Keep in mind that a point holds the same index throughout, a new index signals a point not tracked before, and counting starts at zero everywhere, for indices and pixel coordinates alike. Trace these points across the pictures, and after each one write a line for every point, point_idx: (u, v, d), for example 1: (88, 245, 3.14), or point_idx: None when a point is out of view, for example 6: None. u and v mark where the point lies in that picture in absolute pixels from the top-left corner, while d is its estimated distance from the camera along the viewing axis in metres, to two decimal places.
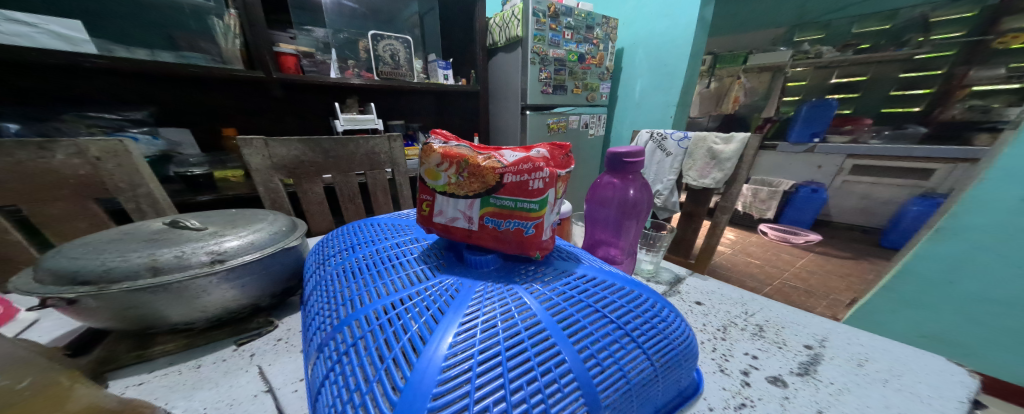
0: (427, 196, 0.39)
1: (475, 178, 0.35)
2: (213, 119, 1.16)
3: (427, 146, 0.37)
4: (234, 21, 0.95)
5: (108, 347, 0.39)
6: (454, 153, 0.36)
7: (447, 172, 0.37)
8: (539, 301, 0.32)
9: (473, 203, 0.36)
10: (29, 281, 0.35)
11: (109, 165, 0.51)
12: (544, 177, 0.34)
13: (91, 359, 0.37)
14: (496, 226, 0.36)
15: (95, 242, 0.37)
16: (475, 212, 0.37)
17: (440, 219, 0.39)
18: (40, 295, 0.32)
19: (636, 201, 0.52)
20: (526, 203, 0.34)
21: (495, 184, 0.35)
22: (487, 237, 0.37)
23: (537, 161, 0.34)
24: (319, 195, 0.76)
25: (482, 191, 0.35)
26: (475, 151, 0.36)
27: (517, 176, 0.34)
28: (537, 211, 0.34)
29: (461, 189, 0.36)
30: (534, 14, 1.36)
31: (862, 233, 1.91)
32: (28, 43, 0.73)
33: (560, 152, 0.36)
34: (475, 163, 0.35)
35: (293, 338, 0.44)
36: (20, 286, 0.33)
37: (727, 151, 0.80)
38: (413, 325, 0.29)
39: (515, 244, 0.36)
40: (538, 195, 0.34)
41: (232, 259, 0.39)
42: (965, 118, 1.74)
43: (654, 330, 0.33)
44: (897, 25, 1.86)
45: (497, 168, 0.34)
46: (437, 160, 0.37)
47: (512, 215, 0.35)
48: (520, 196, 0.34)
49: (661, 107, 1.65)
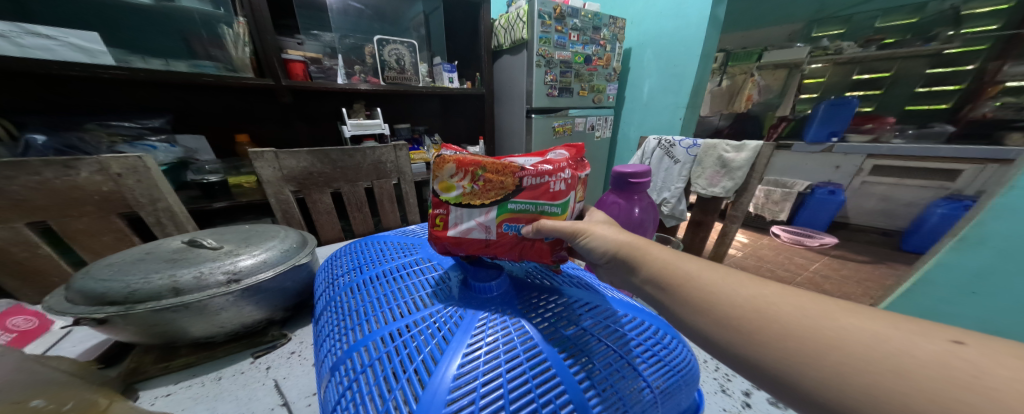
0: (438, 210, 0.37)
1: (492, 184, 0.36)
2: (227, 126, 1.20)
3: (440, 157, 0.35)
4: (244, 29, 0.98)
5: (136, 358, 0.41)
6: (467, 160, 0.35)
7: (461, 182, 0.36)
8: (540, 330, 0.32)
9: (491, 211, 0.36)
10: (60, 301, 0.37)
11: (129, 180, 0.52)
12: (563, 179, 0.37)
13: (120, 371, 0.39)
14: (516, 231, 0.38)
15: (118, 262, 0.38)
16: (493, 220, 0.37)
17: (454, 233, 0.37)
18: (71, 316, 0.33)
19: (641, 220, 0.52)
20: (551, 206, 0.37)
21: (514, 188, 0.36)
22: (507, 243, 0.38)
23: (556, 164, 0.37)
24: (328, 205, 0.77)
25: (500, 196, 0.36)
26: (488, 156, 0.35)
27: (537, 179, 0.36)
28: (559, 214, 0.38)
29: (478, 198, 0.36)
30: (539, 16, 1.34)
31: (882, 236, 1.85)
32: (51, 56, 0.77)
33: (574, 155, 0.40)
34: (493, 167, 0.35)
35: (306, 351, 0.45)
36: (52, 308, 0.35)
37: (738, 160, 0.77)
38: (421, 352, 0.29)
39: (534, 248, 0.39)
40: (560, 198, 0.37)
41: (247, 278, 0.40)
42: (998, 116, 1.59)
43: (655, 357, 0.32)
44: (925, 18, 1.82)
45: (517, 170, 0.35)
46: (449, 170, 0.35)
47: (534, 217, 0.37)
48: (542, 199, 0.37)
49: (670, 109, 1.62)
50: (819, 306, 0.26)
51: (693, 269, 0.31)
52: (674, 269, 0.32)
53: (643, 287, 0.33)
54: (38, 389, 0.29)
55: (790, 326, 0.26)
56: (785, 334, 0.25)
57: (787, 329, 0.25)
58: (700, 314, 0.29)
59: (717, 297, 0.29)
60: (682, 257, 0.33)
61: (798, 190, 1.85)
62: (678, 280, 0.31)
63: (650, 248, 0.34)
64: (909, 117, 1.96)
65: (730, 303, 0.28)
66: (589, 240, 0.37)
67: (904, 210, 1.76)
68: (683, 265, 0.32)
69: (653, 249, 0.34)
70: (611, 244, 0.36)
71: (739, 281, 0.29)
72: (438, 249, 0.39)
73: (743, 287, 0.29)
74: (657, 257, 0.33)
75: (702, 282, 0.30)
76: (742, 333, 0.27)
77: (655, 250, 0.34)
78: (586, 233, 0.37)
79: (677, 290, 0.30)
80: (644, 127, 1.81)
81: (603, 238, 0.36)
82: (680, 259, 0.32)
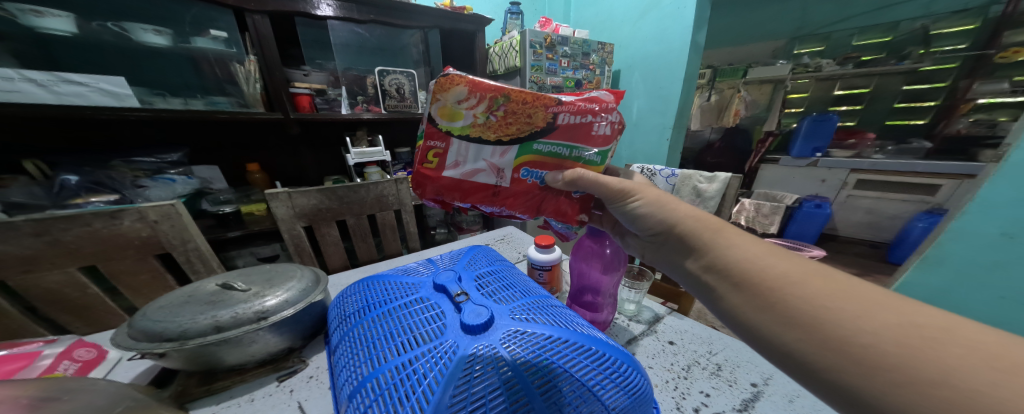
0: (436, 143, 0.44)
1: (506, 119, 0.43)
2: (240, 158, 1.29)
3: (447, 76, 0.41)
4: (253, 66, 1.06)
5: (181, 381, 0.46)
6: (483, 86, 0.42)
7: (474, 113, 0.43)
8: (517, 361, 0.36)
9: (510, 151, 0.44)
10: (124, 338, 0.43)
11: (164, 226, 0.61)
12: (607, 122, 0.45)
13: (170, 393, 0.44)
14: (528, 175, 0.47)
15: (168, 305, 0.45)
16: (508, 161, 0.45)
17: (452, 171, 0.45)
18: (136, 352, 0.39)
19: (614, 258, 0.58)
20: (590, 154, 0.46)
21: (535, 126, 0.44)
22: (522, 187, 0.47)
23: (591, 106, 0.44)
24: (335, 237, 0.84)
25: (526, 129, 0.44)
26: (509, 86, 0.42)
27: (565, 117, 0.44)
28: (597, 163, 0.46)
29: (490, 133, 0.44)
30: (531, 46, 1.44)
31: (869, 247, 1.96)
32: (85, 102, 0.85)
33: (616, 98, 0.46)
34: (514, 102, 0.43)
35: (323, 375, 0.49)
36: (119, 344, 0.41)
37: (710, 189, 0.92)
38: (422, 383, 0.35)
39: (554, 196, 0.49)
40: (605, 143, 0.45)
41: (273, 315, 0.47)
42: (972, 132, 1.81)
43: (611, 384, 0.37)
44: (897, 37, 1.97)
45: (549, 106, 0.43)
46: (461, 92, 0.42)
47: (544, 164, 0.46)
48: (580, 143, 0.46)
49: (658, 130, 1.70)
50: (903, 336, 0.28)
51: (796, 275, 0.34)
52: (757, 264, 0.36)
53: (703, 273, 0.40)
54: (141, 403, 0.35)
55: (864, 356, 0.29)
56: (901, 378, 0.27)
57: (884, 358, 0.28)
58: (795, 328, 0.32)
59: (835, 318, 0.30)
60: (773, 255, 0.36)
61: (786, 203, 1.92)
62: (771, 283, 0.34)
63: (725, 228, 0.40)
64: (889, 131, 2.15)
65: (856, 328, 0.30)
66: (637, 201, 0.45)
67: (888, 222, 1.88)
68: (775, 265, 0.35)
69: (729, 235, 0.39)
70: (669, 218, 0.44)
71: (866, 306, 0.30)
72: (433, 184, 0.46)
73: (884, 312, 0.30)
74: (735, 253, 0.38)
75: (814, 296, 0.32)
76: (841, 352, 0.30)
77: (732, 236, 0.39)
78: (636, 193, 0.45)
79: (776, 292, 0.34)
80: (635, 146, 1.88)
81: (670, 210, 0.44)
82: (774, 256, 0.35)
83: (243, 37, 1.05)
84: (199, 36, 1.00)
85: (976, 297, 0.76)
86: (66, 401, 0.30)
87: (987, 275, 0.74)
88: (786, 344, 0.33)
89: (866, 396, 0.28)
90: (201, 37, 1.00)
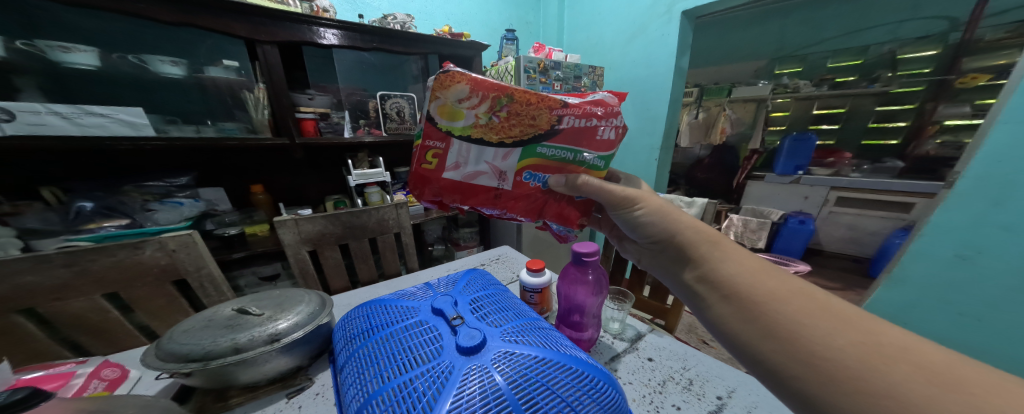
0: (434, 145, 0.48)
1: (506, 121, 0.48)
2: (246, 181, 1.34)
3: (447, 74, 0.44)
4: (262, 93, 1.13)
5: (199, 399, 0.50)
6: (484, 85, 0.46)
7: (475, 113, 0.47)
8: (507, 380, 0.41)
9: (514, 152, 0.49)
10: (153, 359, 0.47)
11: (181, 253, 0.66)
12: (610, 126, 0.49)
13: (190, 409, 0.48)
14: (530, 178, 0.52)
15: (190, 330, 0.49)
16: (511, 162, 0.50)
17: (451, 173, 0.49)
18: (165, 372, 0.44)
19: (597, 282, 0.62)
20: (596, 158, 0.51)
21: (536, 128, 0.48)
22: (524, 189, 0.52)
23: (595, 110, 0.49)
24: (336, 260, 0.88)
25: (528, 131, 0.49)
26: (513, 87, 0.46)
27: (568, 119, 0.48)
28: (601, 168, 0.52)
29: (489, 135, 0.48)
30: (525, 71, 1.51)
31: (853, 262, 2.05)
32: (105, 132, 0.91)
33: (619, 100, 0.50)
34: (517, 103, 0.47)
35: (328, 392, 0.53)
36: (150, 365, 0.45)
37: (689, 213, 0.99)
38: (427, 395, 0.39)
39: (553, 196, 0.55)
40: (609, 148, 0.50)
41: (285, 337, 0.51)
42: (940, 153, 1.95)
43: (590, 401, 0.41)
44: (868, 60, 2.10)
45: (551, 108, 0.47)
46: (462, 91, 0.46)
47: (546, 167, 0.51)
48: (582, 146, 0.50)
49: (647, 150, 1.79)
50: (862, 355, 0.33)
51: (781, 293, 0.39)
52: (740, 281, 0.42)
53: (698, 282, 0.46)
54: None
55: (829, 367, 0.34)
56: (858, 388, 0.32)
57: (841, 370, 0.33)
58: (770, 340, 0.37)
59: (805, 333, 0.36)
60: (763, 274, 0.41)
61: (772, 219, 2.01)
62: (756, 298, 0.40)
63: (723, 241, 0.46)
64: (867, 150, 2.27)
65: (825, 344, 0.34)
66: (642, 209, 0.51)
67: (869, 238, 1.97)
68: (760, 284, 0.40)
69: (724, 248, 0.45)
70: (669, 226, 0.50)
71: (834, 325, 0.35)
72: (434, 183, 0.50)
73: (847, 331, 0.34)
74: (726, 269, 0.43)
75: (787, 313, 0.37)
76: (812, 366, 0.34)
77: (728, 250, 0.45)
78: (642, 201, 0.50)
79: (759, 306, 0.39)
80: (625, 164, 1.96)
81: (671, 218, 0.50)
82: (762, 276, 0.41)
83: (253, 65, 1.11)
84: (211, 66, 1.05)
85: (935, 312, 0.83)
86: (130, 402, 0.35)
87: (942, 293, 0.80)
88: (764, 356, 0.38)
89: (820, 402, 0.34)
90: (213, 66, 1.06)
